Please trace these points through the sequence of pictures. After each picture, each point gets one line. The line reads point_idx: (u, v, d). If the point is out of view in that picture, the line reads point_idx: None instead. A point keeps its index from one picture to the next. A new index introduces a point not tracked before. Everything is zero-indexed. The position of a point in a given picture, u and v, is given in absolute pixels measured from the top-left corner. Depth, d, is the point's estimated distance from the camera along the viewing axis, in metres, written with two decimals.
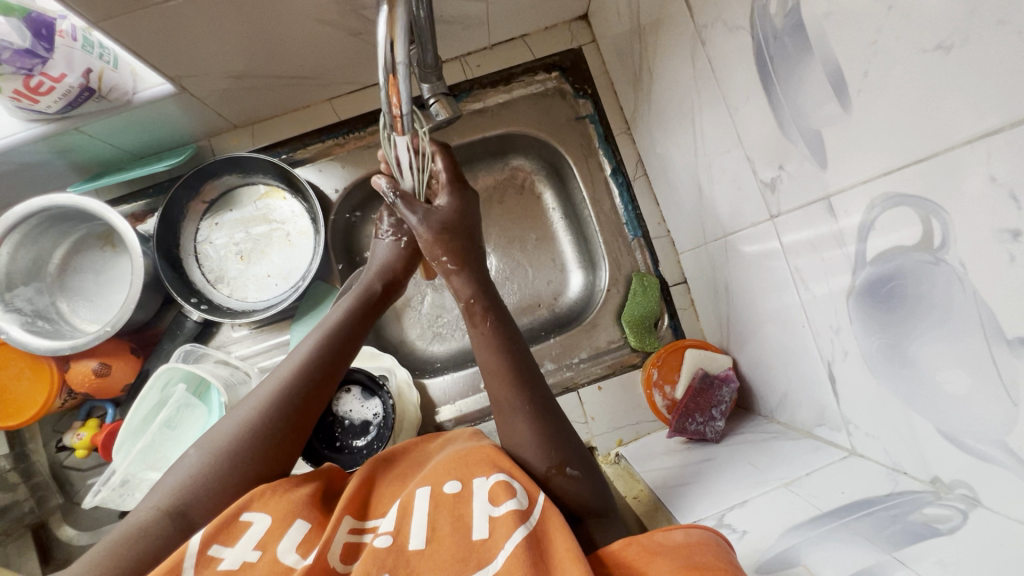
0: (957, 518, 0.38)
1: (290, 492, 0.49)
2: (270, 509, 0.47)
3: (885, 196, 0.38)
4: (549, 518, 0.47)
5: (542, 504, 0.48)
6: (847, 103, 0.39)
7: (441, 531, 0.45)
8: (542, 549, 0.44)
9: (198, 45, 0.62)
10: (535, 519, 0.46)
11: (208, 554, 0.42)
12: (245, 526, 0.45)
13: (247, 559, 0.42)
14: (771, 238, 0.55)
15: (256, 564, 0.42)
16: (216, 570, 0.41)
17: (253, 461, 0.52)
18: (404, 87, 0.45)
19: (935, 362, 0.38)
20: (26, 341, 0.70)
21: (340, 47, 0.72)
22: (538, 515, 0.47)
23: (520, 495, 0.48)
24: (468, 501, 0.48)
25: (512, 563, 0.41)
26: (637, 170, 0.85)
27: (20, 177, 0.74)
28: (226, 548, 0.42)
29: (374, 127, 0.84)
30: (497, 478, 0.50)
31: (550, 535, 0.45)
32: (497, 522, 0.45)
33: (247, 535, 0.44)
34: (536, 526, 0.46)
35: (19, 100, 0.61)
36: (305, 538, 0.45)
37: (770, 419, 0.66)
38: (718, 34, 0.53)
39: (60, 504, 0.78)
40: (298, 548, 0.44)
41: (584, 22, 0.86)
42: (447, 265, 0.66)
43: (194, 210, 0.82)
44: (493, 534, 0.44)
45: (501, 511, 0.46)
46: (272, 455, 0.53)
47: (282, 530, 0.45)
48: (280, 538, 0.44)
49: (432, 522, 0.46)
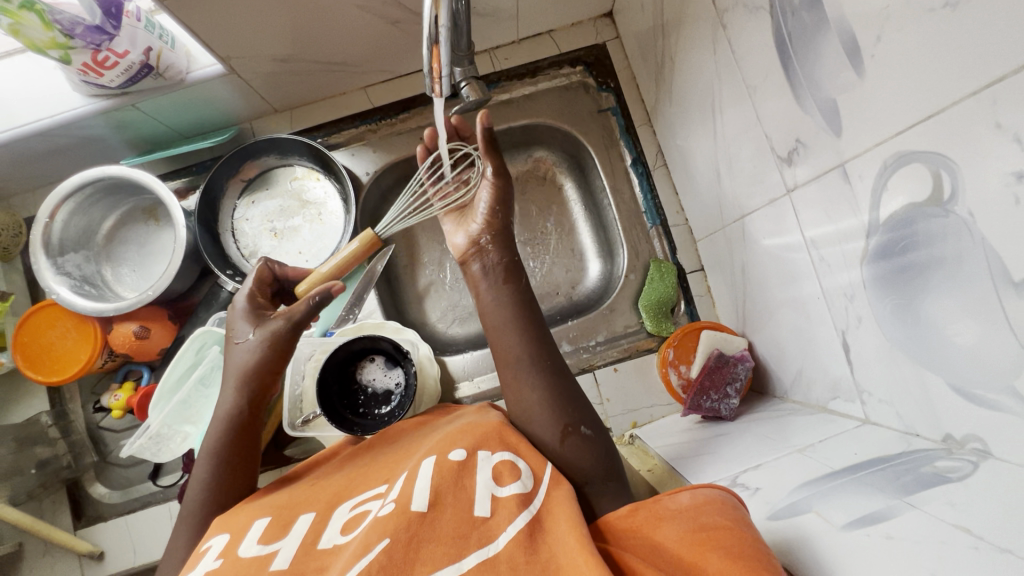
0: (967, 468, 0.39)
1: (246, 512, 0.50)
2: (227, 530, 0.48)
3: (897, 156, 0.40)
4: (552, 497, 0.47)
5: (549, 483, 0.49)
6: (861, 68, 0.41)
7: (444, 499, 0.45)
8: (542, 533, 0.44)
9: (249, 28, 0.67)
10: (539, 503, 0.46)
11: None
12: (205, 551, 0.45)
13: (210, 567, 0.43)
14: (788, 213, 0.56)
15: (219, 568, 0.42)
16: None
17: (254, 392, 0.60)
18: (445, 57, 0.49)
19: (946, 317, 0.39)
20: (74, 302, 0.74)
21: (378, 35, 0.76)
22: (541, 497, 0.47)
23: (524, 478, 0.48)
24: (471, 473, 0.48)
25: (512, 549, 0.41)
26: (657, 160, 0.88)
27: (77, 150, 0.80)
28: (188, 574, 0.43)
29: (405, 114, 0.88)
30: (501, 457, 0.50)
31: (552, 514, 0.45)
32: (499, 503, 0.45)
33: (207, 554, 0.45)
34: (540, 511, 0.46)
35: (86, 72, 0.66)
36: (266, 530, 0.47)
37: (784, 399, 0.67)
38: (740, 17, 0.55)
39: (94, 462, 0.82)
40: (259, 540, 0.45)
41: (609, 19, 0.90)
42: (506, 223, 0.69)
43: (232, 188, 0.86)
44: (494, 515, 0.44)
45: (504, 492, 0.46)
46: (266, 389, 0.61)
47: (243, 535, 0.46)
48: (241, 540, 0.45)
49: (435, 488, 0.46)
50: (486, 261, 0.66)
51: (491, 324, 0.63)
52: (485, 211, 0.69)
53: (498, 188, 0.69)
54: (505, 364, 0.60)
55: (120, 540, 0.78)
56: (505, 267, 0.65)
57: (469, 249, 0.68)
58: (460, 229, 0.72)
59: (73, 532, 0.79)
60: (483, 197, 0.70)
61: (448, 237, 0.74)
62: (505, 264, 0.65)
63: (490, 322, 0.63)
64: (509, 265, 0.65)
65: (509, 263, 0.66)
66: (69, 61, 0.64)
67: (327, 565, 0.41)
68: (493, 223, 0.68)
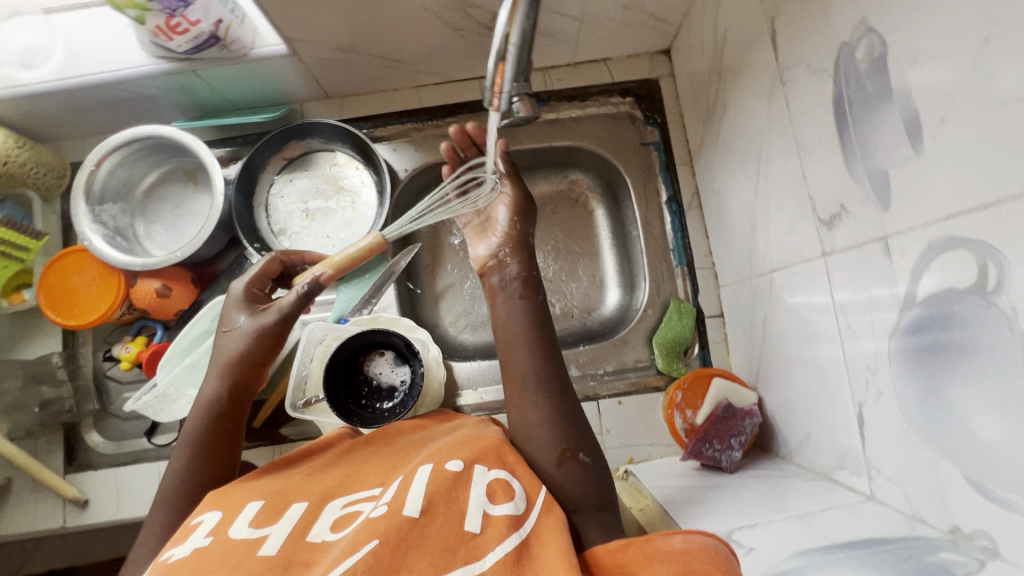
0: (973, 565, 0.38)
1: (239, 492, 0.50)
2: (219, 508, 0.48)
3: (943, 239, 0.40)
4: (544, 523, 0.47)
5: (541, 508, 0.48)
6: (920, 147, 0.41)
7: (436, 508, 0.45)
8: (529, 559, 0.43)
9: (318, 15, 0.68)
10: (529, 528, 0.46)
11: (162, 560, 0.42)
12: (195, 526, 0.46)
13: (198, 545, 0.43)
14: (820, 276, 0.56)
15: (209, 546, 0.42)
16: (166, 563, 0.41)
17: (249, 364, 0.61)
18: (509, 73, 0.50)
19: (971, 408, 0.39)
20: (104, 251, 0.76)
21: (439, 38, 0.78)
22: (532, 521, 0.46)
23: (517, 500, 0.48)
24: (466, 485, 0.47)
25: (498, 571, 0.41)
26: (693, 201, 0.87)
27: (133, 107, 0.82)
28: (175, 548, 0.43)
29: (452, 119, 0.90)
30: (496, 474, 0.49)
31: (541, 541, 0.45)
32: (491, 521, 0.45)
33: (197, 531, 0.45)
34: (529, 536, 0.45)
35: (157, 35, 0.68)
36: (258, 514, 0.47)
37: (787, 460, 0.66)
38: (800, 76, 0.55)
39: (94, 410, 0.83)
40: (250, 523, 0.45)
41: (665, 56, 0.90)
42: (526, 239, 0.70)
43: (273, 164, 0.88)
44: (484, 532, 0.44)
45: (496, 511, 0.46)
46: (263, 364, 0.62)
47: (235, 515, 0.46)
48: (233, 520, 0.45)
49: (429, 496, 0.45)
50: (504, 274, 0.67)
51: (503, 337, 0.63)
52: (504, 224, 0.71)
53: (516, 202, 0.72)
54: (511, 380, 0.60)
55: (106, 491, 0.78)
56: (523, 282, 0.65)
57: (489, 261, 0.69)
58: (482, 242, 0.73)
59: (62, 475, 0.79)
60: (502, 211, 0.72)
61: (469, 249, 0.74)
62: (523, 278, 0.65)
63: (502, 335, 0.63)
64: (527, 279, 0.66)
65: (528, 277, 0.66)
66: (143, 21, 0.66)
67: (314, 559, 0.41)
68: (512, 236, 0.70)
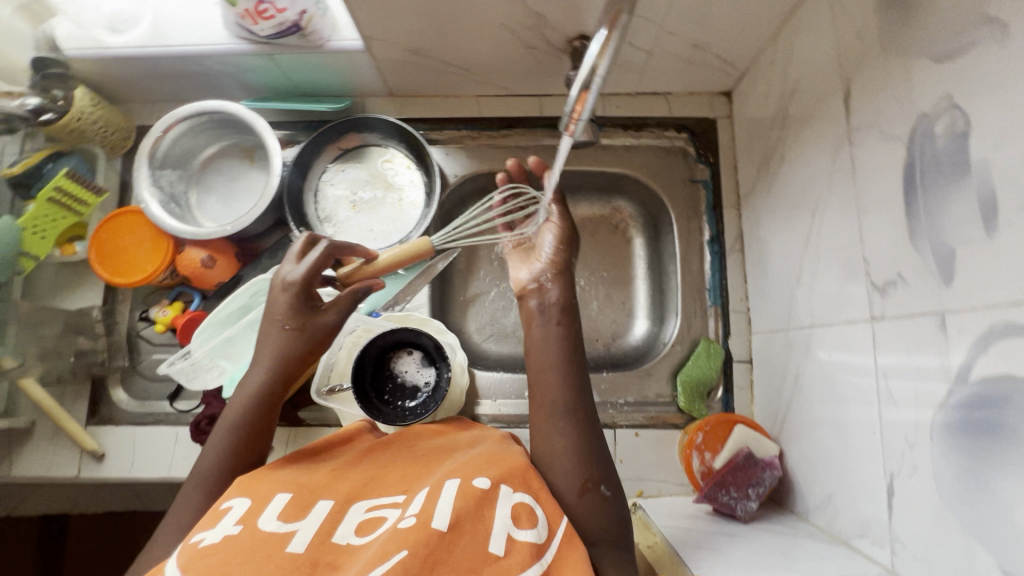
0: None
1: (268, 481, 0.51)
2: (249, 495, 0.49)
3: (1006, 325, 0.40)
4: (565, 556, 0.47)
5: (563, 539, 0.48)
6: (993, 230, 0.41)
7: (463, 525, 0.45)
8: None
9: (398, 18, 0.70)
10: (550, 557, 0.46)
11: (193, 542, 0.43)
12: (226, 511, 0.47)
13: (229, 532, 0.44)
14: (864, 340, 0.56)
15: (239, 534, 0.44)
16: (199, 547, 0.42)
17: (299, 353, 0.61)
18: (590, 102, 0.51)
19: (1016, 502, 0.38)
20: (158, 216, 0.78)
21: (509, 53, 0.79)
22: (554, 552, 0.47)
23: (540, 527, 0.48)
24: (491, 505, 0.48)
25: None
26: (735, 244, 0.87)
27: (205, 81, 0.85)
28: (207, 532, 0.44)
29: (507, 131, 0.91)
30: (521, 498, 0.50)
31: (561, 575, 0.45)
32: (515, 545, 0.45)
33: (227, 516, 0.46)
34: (550, 567, 0.45)
35: (244, 18, 0.71)
36: (287, 507, 0.48)
37: (802, 518, 0.66)
38: (871, 139, 0.55)
39: (122, 366, 0.85)
40: (279, 516, 0.46)
41: (725, 98, 0.91)
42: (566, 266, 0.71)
43: (328, 153, 0.90)
44: (507, 555, 0.44)
45: (520, 536, 0.46)
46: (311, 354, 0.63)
47: (264, 506, 0.48)
48: (262, 511, 0.47)
49: (456, 512, 0.46)
50: (544, 299, 0.67)
51: (535, 361, 0.63)
52: (549, 252, 0.71)
53: (562, 232, 0.72)
54: (538, 405, 0.60)
55: (124, 447, 0.80)
56: (561, 307, 0.66)
57: (529, 284, 0.69)
58: (524, 266, 0.73)
59: (84, 426, 0.81)
60: (548, 239, 0.72)
61: (510, 272, 0.75)
62: (562, 304, 0.66)
63: (534, 359, 0.63)
64: (566, 305, 0.66)
65: (566, 303, 0.66)
66: (234, 3, 0.70)
67: (341, 564, 0.42)
68: (556, 263, 0.70)
